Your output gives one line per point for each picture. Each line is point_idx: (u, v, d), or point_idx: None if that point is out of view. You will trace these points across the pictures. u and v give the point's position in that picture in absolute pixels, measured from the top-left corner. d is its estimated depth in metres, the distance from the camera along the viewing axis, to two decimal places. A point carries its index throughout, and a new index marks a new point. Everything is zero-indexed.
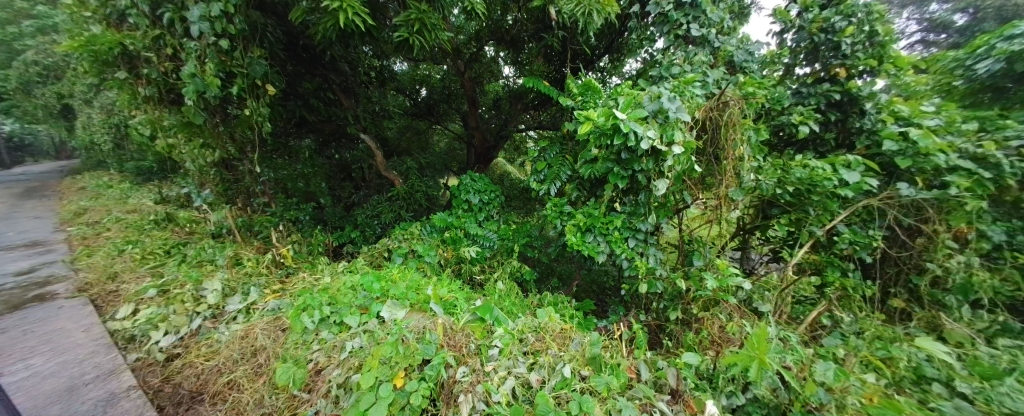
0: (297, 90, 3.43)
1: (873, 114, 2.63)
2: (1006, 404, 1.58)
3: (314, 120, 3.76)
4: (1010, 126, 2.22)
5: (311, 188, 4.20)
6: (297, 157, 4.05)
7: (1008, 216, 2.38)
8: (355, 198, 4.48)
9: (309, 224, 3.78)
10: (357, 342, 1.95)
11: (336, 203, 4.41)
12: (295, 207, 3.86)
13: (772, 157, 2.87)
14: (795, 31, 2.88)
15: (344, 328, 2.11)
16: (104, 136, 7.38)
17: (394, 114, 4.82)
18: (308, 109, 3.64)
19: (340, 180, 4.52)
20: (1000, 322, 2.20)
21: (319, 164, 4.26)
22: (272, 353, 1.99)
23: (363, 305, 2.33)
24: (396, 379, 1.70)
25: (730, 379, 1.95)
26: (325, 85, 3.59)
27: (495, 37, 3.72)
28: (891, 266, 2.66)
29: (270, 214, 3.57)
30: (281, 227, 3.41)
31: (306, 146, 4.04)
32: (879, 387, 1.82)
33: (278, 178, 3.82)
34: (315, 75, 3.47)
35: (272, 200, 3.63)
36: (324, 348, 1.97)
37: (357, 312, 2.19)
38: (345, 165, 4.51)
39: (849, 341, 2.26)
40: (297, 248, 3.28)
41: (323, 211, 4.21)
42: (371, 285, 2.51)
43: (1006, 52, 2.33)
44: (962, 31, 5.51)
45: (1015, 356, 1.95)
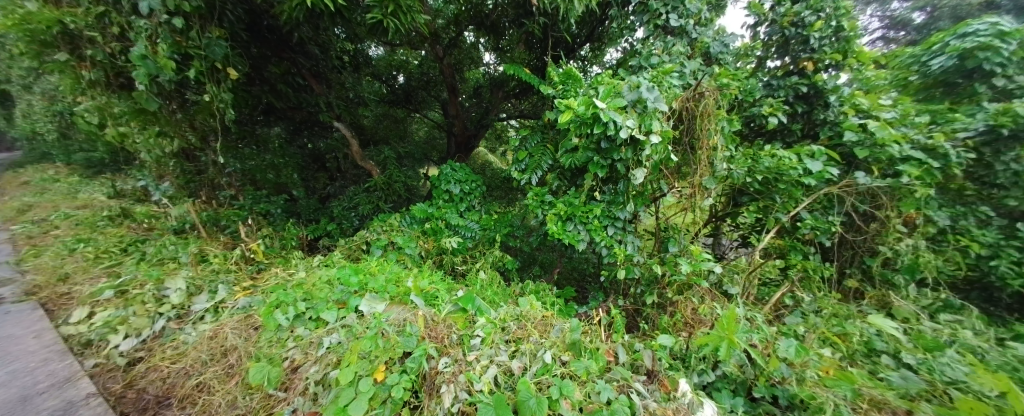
0: (264, 74, 3.19)
1: (836, 106, 2.77)
2: (944, 373, 1.79)
3: (282, 107, 3.54)
4: (959, 119, 2.49)
5: (282, 179, 3.92)
6: (264, 146, 3.73)
7: (952, 201, 2.69)
8: (329, 189, 4.25)
9: (280, 216, 3.60)
10: (335, 338, 1.91)
11: (309, 194, 4.16)
12: (265, 199, 3.66)
13: (743, 147, 2.98)
14: (768, 25, 2.97)
15: (321, 324, 2.06)
16: (47, 124, 6.77)
17: (369, 101, 4.52)
18: (274, 95, 3.40)
19: (313, 171, 4.31)
20: (942, 299, 2.47)
21: (290, 153, 4.01)
22: (243, 352, 1.91)
23: (340, 300, 2.28)
24: (375, 373, 1.70)
25: (702, 358, 2.10)
26: (293, 69, 3.36)
27: (474, 22, 3.53)
28: (847, 249, 2.85)
29: (239, 208, 3.42)
30: (250, 221, 3.25)
31: (276, 134, 3.81)
32: (834, 361, 2.01)
33: (246, 169, 3.59)
34: (282, 58, 3.24)
35: (240, 193, 3.55)
36: (300, 345, 1.91)
37: (334, 307, 2.14)
38: (317, 155, 4.28)
39: (808, 319, 2.45)
40: (268, 243, 3.13)
41: (296, 203, 3.92)
42: (349, 279, 2.44)
43: (958, 49, 2.55)
44: (920, 29, 6.01)
45: (955, 330, 2.19)
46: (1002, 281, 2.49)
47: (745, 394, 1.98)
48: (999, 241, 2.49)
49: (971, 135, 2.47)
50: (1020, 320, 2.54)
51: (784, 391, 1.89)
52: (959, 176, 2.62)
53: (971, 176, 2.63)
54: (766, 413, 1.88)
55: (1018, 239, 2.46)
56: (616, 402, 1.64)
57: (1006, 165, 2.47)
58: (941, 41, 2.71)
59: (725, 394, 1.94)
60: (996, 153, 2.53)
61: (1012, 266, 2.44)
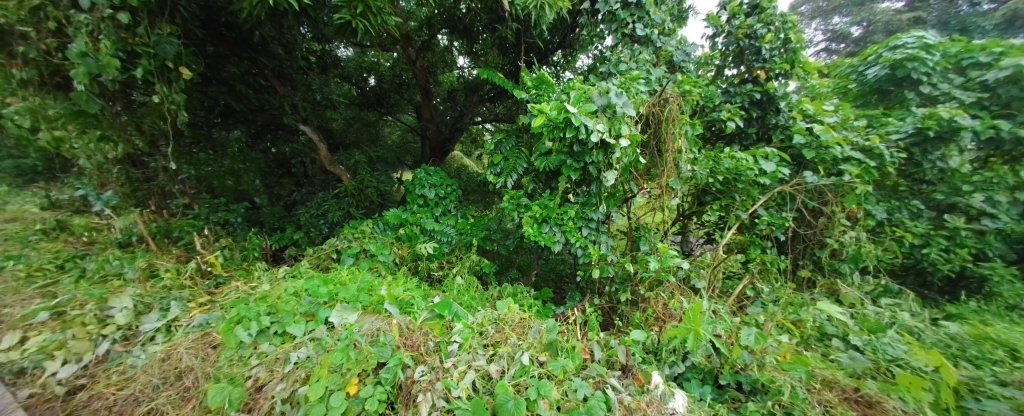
0: (221, 74, 2.98)
1: (786, 112, 3.02)
2: (886, 352, 2.04)
3: (242, 110, 3.30)
4: (891, 124, 2.85)
5: (242, 186, 3.62)
6: (222, 150, 3.39)
7: (888, 197, 3.03)
8: (295, 196, 4.01)
9: (240, 224, 3.37)
10: (303, 352, 1.84)
11: (273, 201, 3.87)
12: (223, 208, 3.40)
13: (704, 149, 3.17)
14: (725, 36, 3.20)
15: (287, 339, 1.96)
16: None
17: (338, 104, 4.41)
18: (233, 96, 3.19)
19: (276, 177, 3.99)
20: (882, 285, 2.81)
21: (252, 158, 3.65)
22: (200, 374, 1.78)
23: (308, 312, 2.18)
24: (348, 386, 1.65)
25: (672, 350, 2.20)
26: (254, 70, 3.20)
27: (448, 25, 3.52)
28: (799, 243, 3.07)
29: (193, 217, 3.17)
30: (207, 232, 3.02)
31: (236, 137, 3.44)
32: (791, 346, 2.19)
33: (202, 176, 3.26)
34: (242, 58, 3.06)
35: (195, 202, 3.27)
36: (264, 362, 1.81)
37: (302, 320, 2.05)
38: (281, 160, 3.96)
39: (768, 308, 2.64)
40: (227, 254, 2.91)
41: (259, 211, 3.67)
42: (316, 289, 2.32)
43: (890, 60, 2.97)
44: (857, 42, 7.11)
45: (893, 312, 2.48)
46: (932, 267, 2.85)
47: (712, 382, 2.11)
48: (930, 232, 2.84)
49: (901, 137, 2.82)
50: (947, 301, 2.88)
51: (747, 377, 2.03)
52: (893, 174, 2.97)
53: (905, 174, 2.99)
54: (733, 399, 2.01)
55: (946, 229, 2.85)
56: (592, 398, 1.68)
57: (932, 164, 2.85)
58: (874, 54, 3.16)
59: (694, 384, 2.06)
60: (923, 153, 2.87)
61: (940, 252, 2.82)
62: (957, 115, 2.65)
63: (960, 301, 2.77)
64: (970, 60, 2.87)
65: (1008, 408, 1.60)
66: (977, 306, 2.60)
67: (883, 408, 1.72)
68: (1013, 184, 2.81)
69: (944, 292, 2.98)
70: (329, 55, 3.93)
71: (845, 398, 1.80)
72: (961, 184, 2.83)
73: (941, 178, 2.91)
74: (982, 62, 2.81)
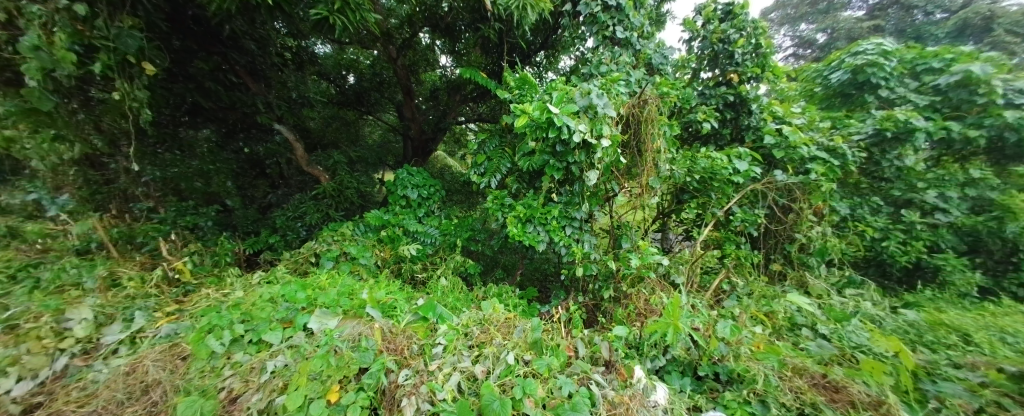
0: (188, 70, 2.83)
1: (758, 114, 3.16)
2: (851, 340, 2.20)
3: (211, 107, 3.15)
4: (853, 125, 3.06)
5: (213, 188, 3.34)
6: (190, 150, 3.19)
7: (850, 194, 3.27)
8: (271, 198, 3.84)
9: (210, 228, 3.18)
10: (280, 361, 1.77)
11: (246, 204, 3.67)
12: (191, 212, 3.16)
13: (682, 149, 3.27)
14: (700, 40, 3.32)
15: (263, 347, 1.89)
16: None
17: (315, 102, 4.23)
18: (201, 93, 3.02)
19: (250, 178, 3.80)
20: (846, 276, 3.01)
21: (223, 158, 3.44)
22: (168, 387, 1.68)
23: (285, 318, 2.10)
24: (329, 394, 1.61)
25: (653, 344, 2.26)
26: (224, 66, 3.07)
27: (429, 24, 3.47)
28: (772, 238, 3.20)
29: (159, 222, 2.97)
30: (174, 237, 2.85)
31: (205, 137, 3.29)
32: (764, 336, 2.31)
33: (168, 177, 3.03)
34: (211, 53, 2.92)
35: (160, 205, 3.08)
36: (237, 372, 1.74)
37: (278, 327, 1.98)
38: (256, 160, 3.79)
39: (742, 301, 2.77)
40: (196, 260, 2.76)
41: (231, 214, 3.45)
42: (294, 295, 2.24)
43: (852, 66, 3.22)
44: (822, 48, 7.57)
45: (856, 301, 2.68)
46: (891, 259, 3.07)
47: (692, 374, 2.19)
48: (888, 226, 3.06)
49: (862, 137, 3.05)
50: (905, 290, 3.11)
51: (723, 367, 2.12)
52: (856, 173, 3.21)
53: (867, 172, 3.22)
54: (711, 389, 2.09)
55: (903, 223, 3.08)
56: (576, 395, 1.71)
57: (891, 163, 3.08)
58: (838, 60, 3.43)
59: (675, 376, 2.13)
60: (882, 152, 3.09)
61: (898, 245, 3.04)
62: (911, 117, 2.87)
63: (916, 289, 2.99)
64: (924, 66, 3.16)
65: (961, 388, 1.76)
66: (932, 295, 2.83)
67: (849, 392, 1.83)
68: (962, 181, 3.05)
69: (902, 281, 3.20)
70: (306, 51, 3.82)
71: (814, 384, 1.91)
72: (916, 182, 3.09)
73: (899, 175, 3.13)
74: (935, 68, 3.11)
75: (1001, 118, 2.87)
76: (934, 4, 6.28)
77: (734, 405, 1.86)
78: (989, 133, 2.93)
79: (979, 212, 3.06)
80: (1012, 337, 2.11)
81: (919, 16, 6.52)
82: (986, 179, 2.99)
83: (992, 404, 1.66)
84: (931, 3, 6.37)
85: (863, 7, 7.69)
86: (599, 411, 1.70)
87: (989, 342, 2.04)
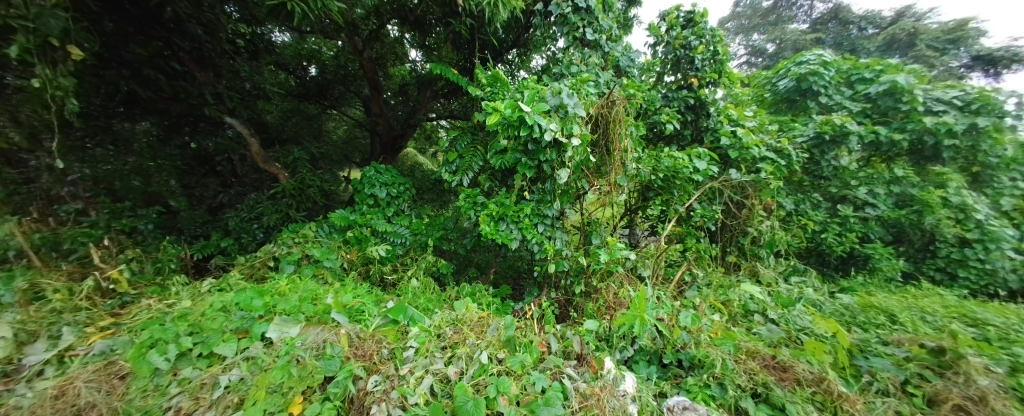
0: (122, 55, 2.53)
1: (715, 116, 3.36)
2: (796, 323, 2.46)
3: (150, 97, 2.83)
4: (796, 129, 3.36)
5: (153, 187, 2.97)
6: (128, 146, 2.81)
7: (794, 191, 3.60)
8: (222, 197, 3.48)
9: (152, 232, 2.85)
10: (235, 374, 1.64)
11: (194, 205, 3.29)
12: (128, 214, 2.79)
13: (648, 149, 3.42)
14: (664, 45, 3.49)
15: (215, 360, 1.74)
16: None
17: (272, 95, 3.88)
18: (139, 82, 2.73)
19: (198, 176, 3.42)
20: (791, 265, 3.32)
21: (166, 154, 3.11)
22: (103, 411, 1.50)
23: (240, 328, 1.93)
24: (292, 407, 1.51)
25: (622, 336, 2.36)
26: (166, 52, 2.81)
27: (397, 15, 3.34)
28: (727, 232, 3.43)
29: (89, 226, 2.56)
30: (107, 242, 2.51)
31: (145, 130, 2.95)
32: (721, 323, 2.49)
33: (99, 175, 2.64)
34: (151, 38, 2.66)
35: (91, 207, 2.65)
36: (185, 391, 1.58)
37: (233, 338, 1.81)
38: (204, 156, 3.42)
39: (702, 291, 2.97)
40: (134, 268, 2.47)
41: (176, 216, 3.11)
42: (250, 302, 2.07)
43: (796, 74, 3.62)
44: (771, 57, 8.30)
45: (799, 288, 2.98)
46: (829, 249, 3.43)
47: (657, 362, 2.30)
48: (826, 219, 3.43)
49: (805, 139, 3.41)
50: (840, 276, 3.49)
51: (686, 354, 2.25)
52: (799, 172, 3.55)
53: (809, 171, 3.58)
54: (675, 375, 2.21)
55: (839, 217, 3.45)
56: (549, 390, 1.74)
57: (828, 163, 3.45)
58: (785, 69, 3.82)
59: (642, 365, 2.23)
60: (822, 153, 3.45)
61: (835, 236, 3.41)
62: (846, 122, 3.23)
63: (852, 276, 3.36)
64: (857, 76, 3.60)
65: (889, 363, 2.02)
66: (864, 281, 3.20)
67: (794, 370, 2.02)
68: (888, 178, 3.47)
69: (838, 268, 3.59)
70: (262, 39, 3.53)
71: (766, 365, 2.08)
72: (849, 180, 3.48)
73: (835, 174, 3.53)
74: (866, 78, 3.54)
75: (921, 124, 3.28)
76: (866, 21, 7.43)
77: (695, 388, 2.00)
78: (911, 136, 3.34)
79: (903, 207, 3.48)
80: (929, 316, 2.43)
81: (854, 31, 7.58)
82: (908, 177, 3.43)
83: (915, 376, 1.93)
84: (864, 20, 7.50)
85: (806, 20, 8.50)
86: (571, 404, 1.72)
87: (911, 321, 2.34)
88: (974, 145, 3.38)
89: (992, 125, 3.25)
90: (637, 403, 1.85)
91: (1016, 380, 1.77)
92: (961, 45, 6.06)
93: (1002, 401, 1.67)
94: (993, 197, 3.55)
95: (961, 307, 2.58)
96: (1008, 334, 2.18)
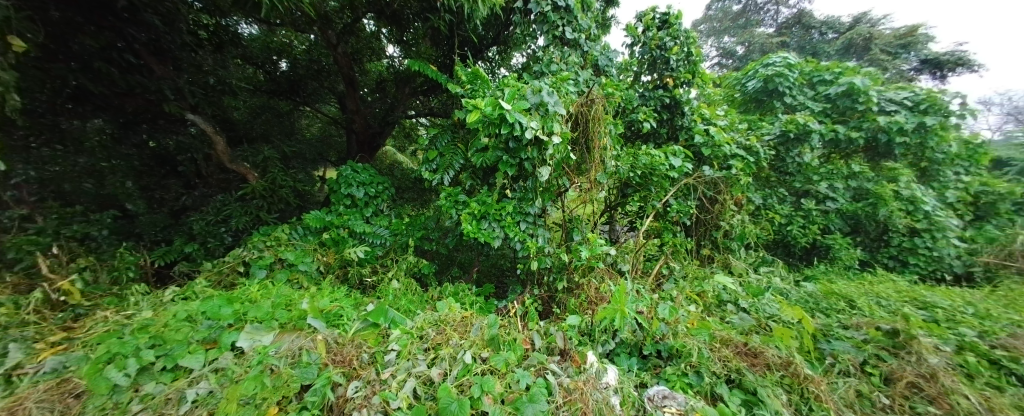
0: (70, 47, 2.36)
1: (689, 115, 3.48)
2: (765, 311, 2.61)
3: (102, 93, 2.61)
4: (763, 127, 3.54)
5: (106, 190, 2.70)
6: (78, 145, 2.57)
7: (762, 186, 3.79)
8: (184, 200, 3.19)
9: (107, 238, 2.59)
10: (202, 388, 1.54)
11: (153, 207, 3.01)
12: (79, 219, 2.52)
13: (626, 147, 3.50)
14: (641, 45, 3.58)
15: (181, 374, 1.62)
16: None
17: (240, 90, 3.60)
18: (90, 77, 2.53)
19: (158, 177, 3.15)
20: (760, 257, 3.52)
21: (121, 154, 2.83)
22: None
23: (208, 339, 1.82)
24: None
25: (603, 330, 2.40)
26: (119, 43, 2.61)
27: (372, 9, 3.20)
28: (701, 226, 3.56)
29: (35, 234, 2.29)
30: (56, 250, 2.27)
31: (98, 128, 2.67)
32: (697, 314, 2.59)
33: (45, 178, 2.43)
34: (102, 28, 2.50)
35: (37, 213, 2.39)
36: (148, 407, 1.47)
37: (200, 349, 1.70)
38: (163, 156, 3.16)
39: (679, 283, 3.08)
40: (87, 278, 2.27)
41: (134, 220, 2.85)
42: (218, 311, 1.95)
43: (764, 75, 3.82)
44: (741, 58, 8.69)
45: (767, 277, 3.16)
46: (794, 240, 3.65)
47: (638, 354, 2.36)
48: (791, 213, 3.65)
49: (772, 137, 3.60)
50: (804, 265, 3.72)
51: (664, 345, 2.32)
52: (767, 168, 3.75)
53: (776, 167, 3.79)
54: (654, 365, 2.27)
55: (802, 210, 3.69)
56: (534, 386, 1.74)
57: (793, 159, 3.66)
58: (752, 70, 4.03)
59: (623, 357, 2.28)
60: (787, 151, 3.67)
61: (799, 228, 3.64)
62: (808, 121, 3.45)
63: (815, 265, 3.60)
64: (819, 78, 3.87)
65: (849, 345, 2.17)
66: (825, 269, 3.45)
67: (764, 356, 2.14)
68: (846, 174, 3.74)
69: (802, 258, 3.83)
70: (227, 31, 3.36)
71: (738, 352, 2.19)
72: (812, 175, 3.69)
73: (798, 170, 3.75)
74: (826, 80, 3.79)
75: (875, 123, 3.57)
76: (826, 26, 7.92)
77: (674, 377, 2.06)
78: (865, 134, 3.63)
79: (859, 200, 3.77)
80: (884, 300, 2.65)
81: (816, 36, 8.09)
82: (864, 173, 3.70)
83: (873, 356, 2.09)
84: (825, 25, 7.97)
85: (773, 24, 8.95)
86: (555, 399, 1.73)
87: (868, 305, 2.54)
88: (922, 142, 3.68)
89: (938, 123, 3.55)
90: (619, 395, 1.88)
91: (961, 357, 1.97)
92: (911, 50, 6.74)
93: (951, 377, 1.83)
94: (940, 190, 3.90)
95: (912, 291, 2.82)
96: (954, 315, 2.41)
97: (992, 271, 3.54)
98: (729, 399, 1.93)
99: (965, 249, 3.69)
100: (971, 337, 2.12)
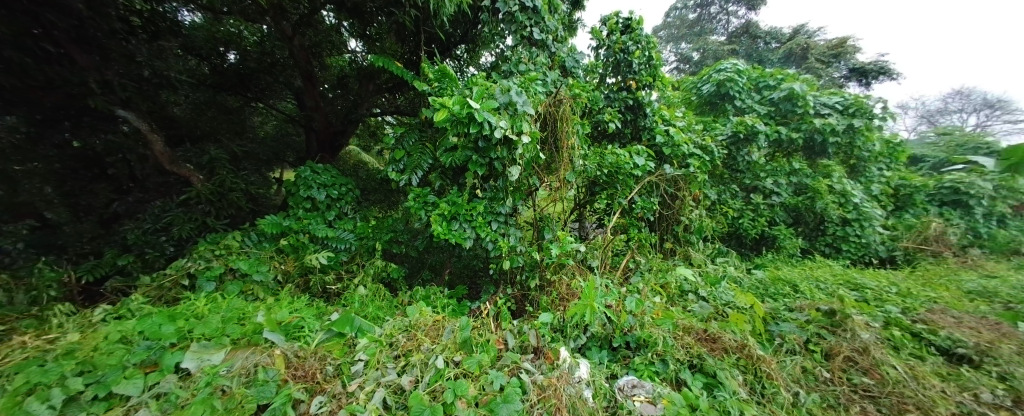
0: None
1: (650, 116, 3.65)
2: (723, 298, 2.81)
3: (16, 85, 2.23)
4: (716, 128, 3.81)
5: (21, 197, 2.32)
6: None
7: (716, 183, 4.07)
8: (116, 207, 2.83)
9: (24, 252, 2.33)
10: None
11: (78, 216, 2.65)
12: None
13: (593, 146, 3.60)
14: (606, 48, 3.71)
15: (116, 403, 1.42)
16: None
17: (180, 84, 3.18)
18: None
19: (83, 183, 2.70)
20: (716, 249, 3.78)
21: (38, 155, 2.42)
22: None
23: (148, 361, 1.61)
24: None
25: (575, 325, 2.44)
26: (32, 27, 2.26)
27: (334, 2, 3.10)
28: (665, 222, 3.71)
29: None
30: None
31: (10, 126, 2.26)
32: (662, 305, 2.72)
33: None
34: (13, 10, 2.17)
35: None
36: None
37: (138, 373, 1.50)
38: (90, 157, 2.69)
39: (645, 276, 3.22)
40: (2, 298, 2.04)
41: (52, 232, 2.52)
42: (158, 330, 1.74)
43: (716, 79, 4.14)
44: (697, 64, 9.33)
45: (722, 267, 3.41)
46: (745, 232, 3.97)
47: (608, 346, 2.42)
48: (741, 206, 3.96)
49: (724, 137, 3.91)
50: (754, 254, 4.05)
51: (632, 336, 2.40)
52: (721, 166, 4.03)
53: (728, 165, 4.09)
54: (624, 356, 2.35)
55: (752, 204, 4.03)
56: (508, 386, 1.73)
57: (743, 158, 3.98)
58: (707, 75, 4.36)
59: (594, 351, 2.33)
60: (737, 150, 3.99)
61: (749, 221, 3.97)
62: (755, 123, 3.78)
63: (763, 254, 3.94)
64: (764, 83, 4.31)
65: (795, 326, 2.39)
66: (773, 257, 3.79)
67: (722, 340, 2.30)
68: (788, 171, 4.12)
69: (751, 248, 4.16)
70: (164, 18, 3.00)
71: (699, 338, 2.34)
72: (759, 173, 4.08)
73: (748, 168, 4.06)
74: (771, 85, 4.26)
75: (811, 125, 3.98)
76: (770, 36, 8.76)
77: (642, 367, 2.13)
78: (803, 135, 4.04)
79: (800, 194, 4.17)
80: (823, 284, 2.96)
81: (761, 44, 8.87)
82: (802, 169, 4.11)
83: (815, 335, 2.31)
84: (769, 35, 8.83)
85: (724, 33, 9.66)
86: (529, 398, 1.73)
87: (809, 289, 2.83)
88: (850, 142, 4.16)
89: (863, 125, 4.03)
90: (591, 388, 1.91)
91: (888, 332, 2.26)
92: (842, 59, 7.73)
93: (880, 351, 2.09)
94: (866, 184, 4.45)
95: (845, 274, 3.18)
96: (881, 294, 2.76)
97: (911, 254, 4.14)
98: (692, 382, 2.04)
99: (888, 236, 4.23)
100: (895, 314, 2.46)
